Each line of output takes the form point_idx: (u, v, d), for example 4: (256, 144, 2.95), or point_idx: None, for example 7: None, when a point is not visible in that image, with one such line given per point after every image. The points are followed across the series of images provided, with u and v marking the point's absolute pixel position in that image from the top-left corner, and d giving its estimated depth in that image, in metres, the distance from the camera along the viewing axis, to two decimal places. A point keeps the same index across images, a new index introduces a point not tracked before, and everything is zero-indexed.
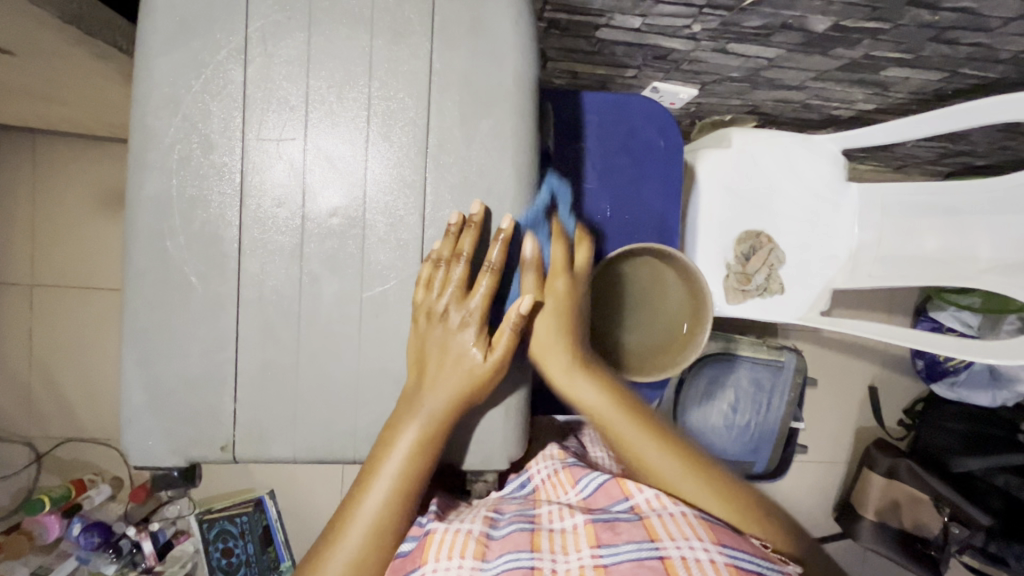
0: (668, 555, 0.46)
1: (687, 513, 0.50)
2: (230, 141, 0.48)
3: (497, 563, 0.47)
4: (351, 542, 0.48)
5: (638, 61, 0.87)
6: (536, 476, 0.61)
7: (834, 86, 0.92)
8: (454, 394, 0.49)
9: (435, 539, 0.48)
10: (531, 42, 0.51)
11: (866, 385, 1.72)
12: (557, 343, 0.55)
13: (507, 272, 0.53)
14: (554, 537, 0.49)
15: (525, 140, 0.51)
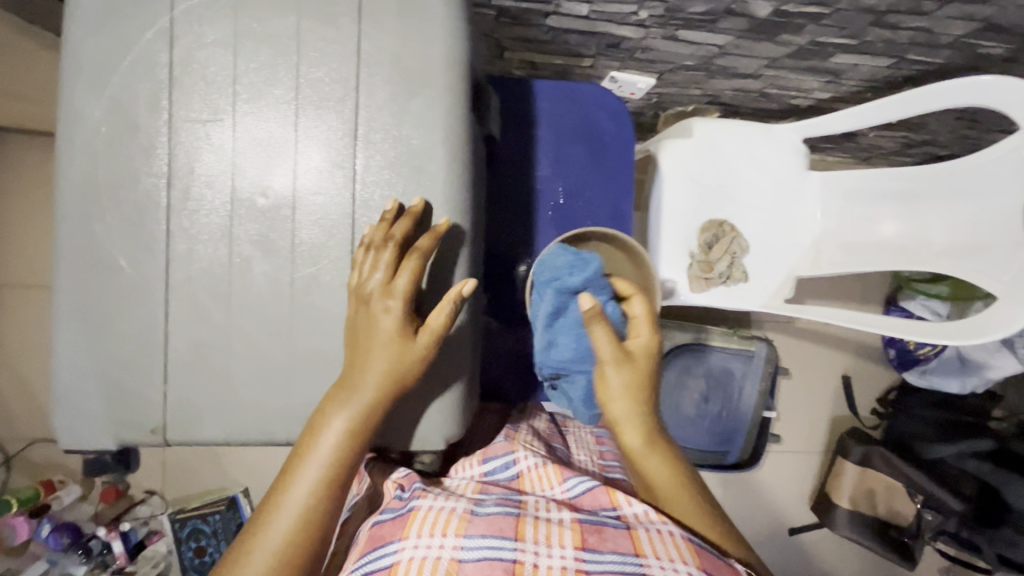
0: (650, 573, 0.49)
1: (674, 533, 0.54)
2: (157, 123, 0.48)
3: (477, 543, 0.51)
4: (277, 531, 0.47)
5: (592, 50, 0.88)
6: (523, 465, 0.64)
7: (789, 74, 0.93)
8: (384, 377, 0.48)
9: (418, 516, 0.54)
10: (462, 23, 0.51)
11: (840, 375, 1.73)
12: (632, 410, 0.61)
13: (443, 254, 0.53)
14: (539, 527, 0.53)
15: (456, 120, 0.51)
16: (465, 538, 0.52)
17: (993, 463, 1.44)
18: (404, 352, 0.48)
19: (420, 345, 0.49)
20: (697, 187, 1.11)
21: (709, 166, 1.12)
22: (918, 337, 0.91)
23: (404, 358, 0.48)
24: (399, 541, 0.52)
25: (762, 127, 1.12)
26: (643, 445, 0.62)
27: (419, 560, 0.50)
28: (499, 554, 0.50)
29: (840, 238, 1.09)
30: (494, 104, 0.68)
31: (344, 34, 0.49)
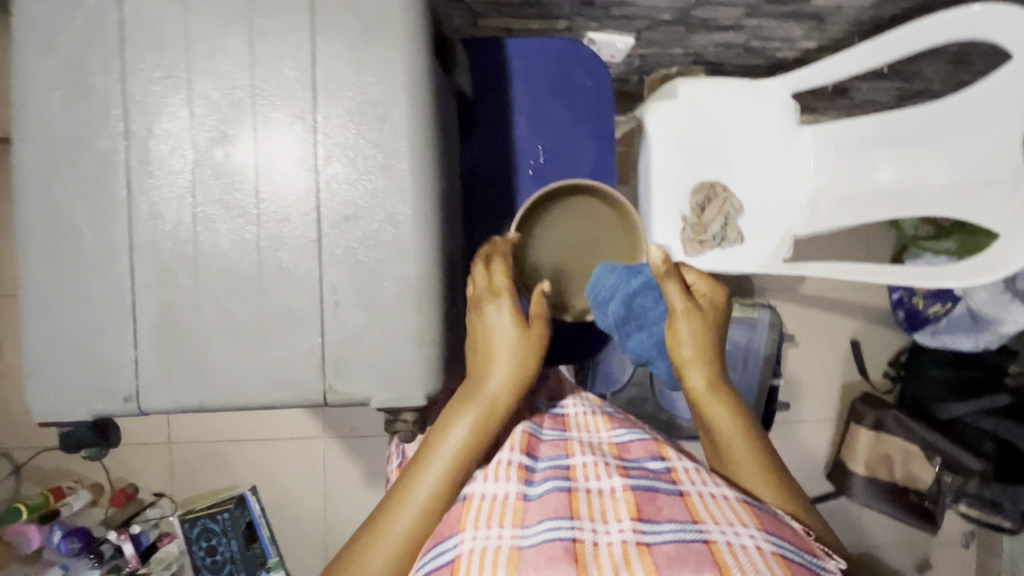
0: (712, 540, 0.48)
1: (729, 497, 0.54)
2: (109, 82, 0.47)
3: (536, 528, 0.50)
4: (407, 516, 0.55)
5: (566, 9, 0.86)
6: (571, 411, 0.72)
7: (770, 23, 0.92)
8: (516, 374, 0.60)
9: (473, 506, 0.54)
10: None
11: (848, 340, 1.69)
12: (698, 358, 0.63)
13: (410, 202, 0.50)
14: (594, 502, 0.53)
15: (417, 63, 0.50)
16: (523, 527, 0.51)
17: (1011, 420, 1.44)
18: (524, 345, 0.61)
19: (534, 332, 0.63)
20: (687, 149, 1.10)
21: (697, 127, 1.10)
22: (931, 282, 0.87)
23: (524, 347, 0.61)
24: (457, 533, 0.52)
25: (751, 82, 1.10)
26: (707, 390, 0.63)
27: (478, 551, 0.49)
28: (558, 532, 0.49)
29: (840, 190, 1.06)
30: (464, 60, 0.66)
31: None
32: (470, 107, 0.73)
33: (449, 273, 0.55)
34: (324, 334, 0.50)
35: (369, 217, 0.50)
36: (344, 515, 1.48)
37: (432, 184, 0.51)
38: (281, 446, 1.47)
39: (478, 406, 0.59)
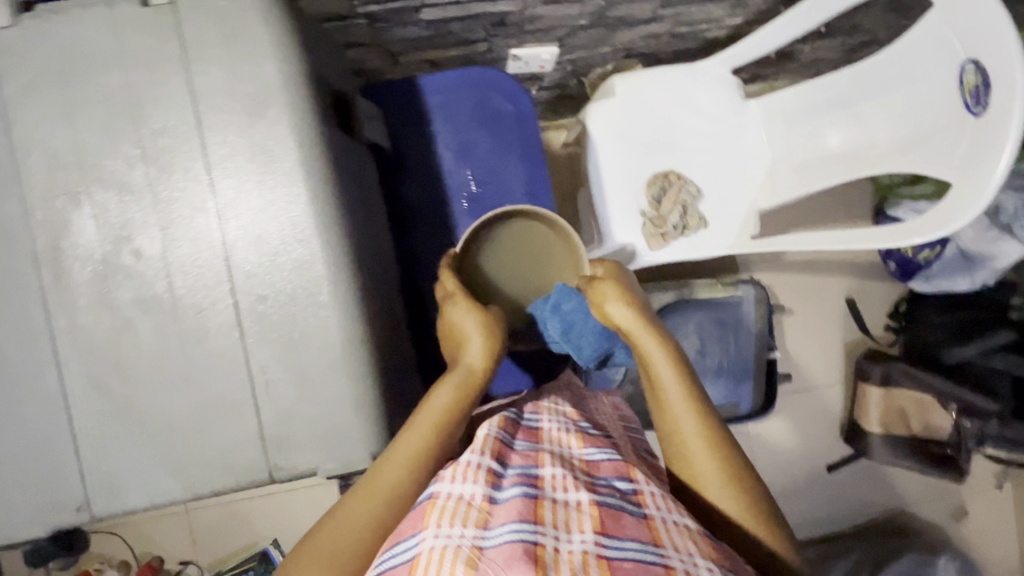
0: (672, 565, 0.46)
1: (691, 528, 0.51)
2: (11, 209, 0.49)
3: (498, 532, 0.47)
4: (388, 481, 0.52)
5: (480, 33, 0.86)
6: (546, 423, 0.65)
7: (689, 8, 0.91)
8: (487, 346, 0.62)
9: (436, 505, 0.49)
10: (288, 40, 0.50)
11: (844, 299, 1.65)
12: (628, 312, 0.65)
13: (322, 271, 0.50)
14: (558, 511, 0.49)
15: (308, 135, 0.51)
16: (485, 531, 0.47)
17: (1022, 355, 1.40)
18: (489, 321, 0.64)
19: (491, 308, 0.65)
20: (634, 143, 1.09)
21: (641, 119, 1.09)
22: (894, 244, 0.86)
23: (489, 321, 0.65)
24: (419, 531, 0.48)
25: (689, 66, 1.08)
26: (642, 333, 0.64)
27: (439, 551, 0.45)
28: (521, 536, 0.45)
29: (796, 157, 1.05)
30: (373, 111, 0.66)
31: (174, 82, 0.49)
32: (394, 151, 0.74)
33: (380, 331, 0.55)
34: (260, 415, 0.50)
35: (283, 295, 0.50)
36: None
37: (343, 250, 0.51)
38: (296, 495, 1.48)
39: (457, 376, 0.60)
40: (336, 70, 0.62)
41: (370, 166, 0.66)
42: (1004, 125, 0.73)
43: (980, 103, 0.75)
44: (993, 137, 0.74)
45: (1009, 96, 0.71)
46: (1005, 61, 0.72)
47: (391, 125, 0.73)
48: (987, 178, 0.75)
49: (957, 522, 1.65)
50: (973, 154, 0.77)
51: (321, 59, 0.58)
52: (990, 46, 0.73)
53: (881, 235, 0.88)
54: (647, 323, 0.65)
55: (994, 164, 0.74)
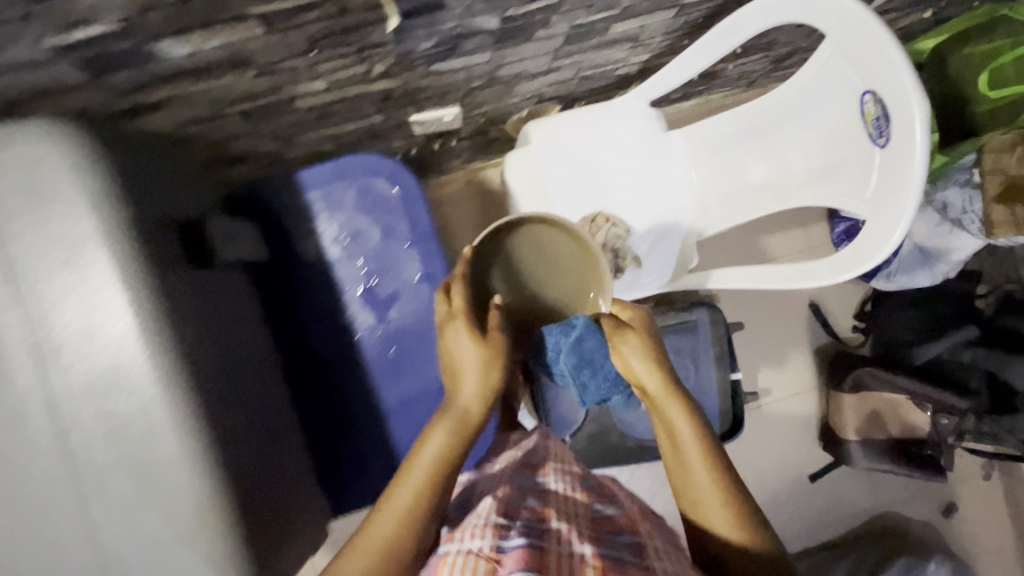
0: None
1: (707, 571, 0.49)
2: None
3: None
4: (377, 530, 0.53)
5: (371, 107, 0.83)
6: (552, 485, 0.69)
7: (585, 55, 0.88)
8: (481, 386, 0.62)
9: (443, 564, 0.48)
10: (104, 194, 0.48)
11: (808, 303, 1.61)
12: (648, 359, 0.67)
13: (165, 432, 0.48)
14: (565, 564, 0.47)
15: (137, 288, 0.48)
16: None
17: (989, 348, 1.37)
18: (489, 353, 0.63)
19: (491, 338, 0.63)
20: (557, 189, 1.06)
21: (560, 163, 1.06)
22: (823, 283, 0.82)
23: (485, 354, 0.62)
24: None
25: (605, 105, 1.05)
26: (662, 387, 0.65)
27: None
28: None
29: (722, 188, 1.01)
30: (238, 227, 0.63)
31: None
32: (277, 253, 0.71)
33: (246, 474, 0.53)
34: None
35: (125, 462, 0.48)
36: None
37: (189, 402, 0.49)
38: None
39: (450, 418, 0.60)
40: (184, 196, 0.60)
41: (240, 283, 0.64)
42: (909, 156, 0.69)
43: (883, 134, 0.72)
44: (899, 169, 0.71)
45: (908, 127, 0.69)
46: (899, 92, 0.69)
47: (269, 228, 0.71)
48: (899, 211, 0.71)
49: (947, 518, 1.62)
50: (883, 187, 0.74)
51: (161, 191, 0.56)
52: (883, 77, 0.70)
53: (809, 273, 0.83)
54: (670, 378, 0.66)
55: (905, 196, 0.71)
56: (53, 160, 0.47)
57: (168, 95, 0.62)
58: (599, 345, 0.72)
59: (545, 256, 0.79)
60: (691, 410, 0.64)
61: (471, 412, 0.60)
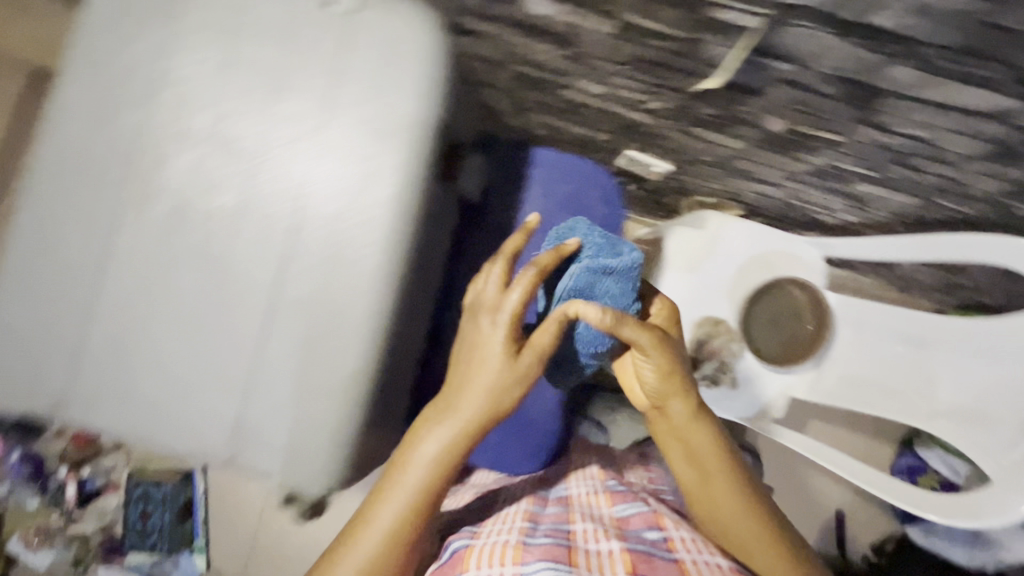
0: (683, 561, 0.63)
1: (689, 536, 0.69)
2: (131, 118, 0.52)
3: (632, 531, 0.70)
4: (397, 499, 0.61)
5: (608, 127, 0.87)
6: (576, 492, 0.84)
7: (810, 190, 0.89)
8: (493, 385, 0.62)
9: (576, 502, 0.80)
10: (445, 71, 0.52)
11: (832, 509, 1.53)
12: (665, 369, 0.71)
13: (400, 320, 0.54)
14: (591, 557, 0.63)
15: (410, 181, 0.51)
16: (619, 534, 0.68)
17: None
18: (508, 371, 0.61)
19: (523, 363, 0.62)
20: (701, 281, 1.09)
21: (715, 262, 1.08)
22: (928, 516, 0.83)
23: (504, 379, 0.61)
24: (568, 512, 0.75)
25: (783, 233, 1.06)
26: (668, 377, 0.72)
27: (588, 530, 0.69)
28: (556, 570, 0.58)
29: (842, 371, 1.01)
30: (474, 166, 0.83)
31: (211, 21, 0.52)
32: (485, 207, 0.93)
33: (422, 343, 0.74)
34: (248, 408, 0.53)
35: (322, 294, 0.51)
36: (278, 522, 1.48)
37: (399, 274, 0.52)
38: None
39: (450, 421, 0.62)
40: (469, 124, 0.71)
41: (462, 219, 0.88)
42: None
43: None
44: None
45: None
46: None
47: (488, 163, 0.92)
48: None
49: None
50: None
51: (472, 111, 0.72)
52: None
53: (912, 498, 0.86)
54: (676, 365, 0.72)
55: None
56: (404, 20, 0.51)
57: (488, 31, 0.68)
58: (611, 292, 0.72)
59: (793, 307, 1.07)
60: (690, 399, 0.73)
61: (467, 419, 0.62)
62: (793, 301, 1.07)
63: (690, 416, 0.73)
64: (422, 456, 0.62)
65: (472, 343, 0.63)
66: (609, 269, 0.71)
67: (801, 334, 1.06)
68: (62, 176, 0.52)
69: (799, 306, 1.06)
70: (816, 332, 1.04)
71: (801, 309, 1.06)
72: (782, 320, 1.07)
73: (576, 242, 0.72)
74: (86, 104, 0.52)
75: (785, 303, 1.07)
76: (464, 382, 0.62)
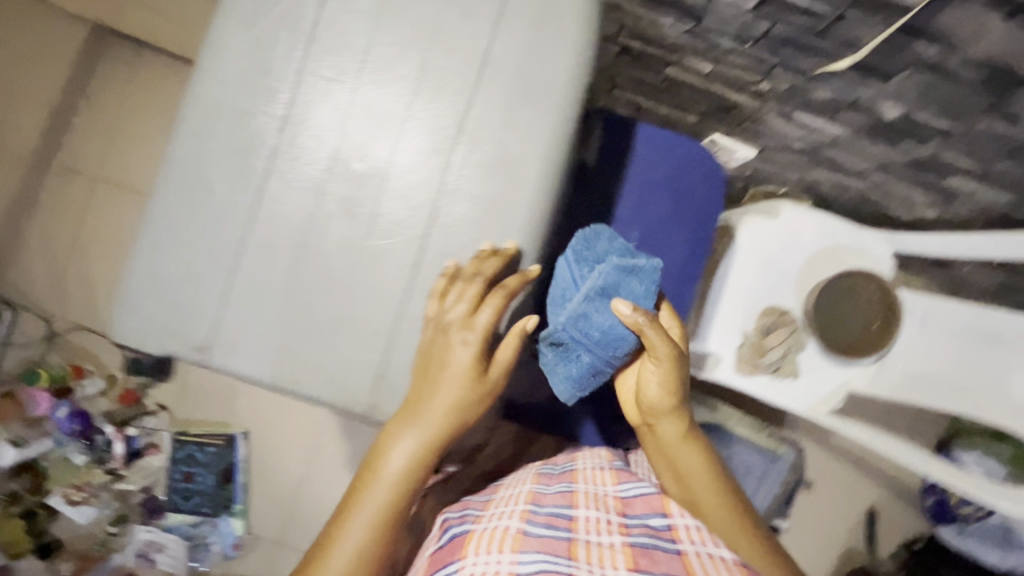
0: (685, 552, 0.60)
1: (727, 558, 0.60)
2: (286, 65, 0.56)
3: (636, 517, 0.65)
4: (375, 501, 0.56)
5: (702, 108, 0.87)
6: (581, 467, 0.77)
7: (896, 183, 0.90)
8: (458, 398, 0.56)
9: (581, 475, 0.74)
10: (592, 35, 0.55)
11: (865, 506, 1.54)
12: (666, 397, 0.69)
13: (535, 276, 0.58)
14: (591, 549, 0.59)
15: (557, 142, 0.55)
16: (625, 518, 0.65)
17: None
18: (474, 384, 0.56)
19: (490, 380, 0.57)
20: (771, 270, 1.07)
21: (787, 252, 1.07)
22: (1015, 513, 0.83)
23: (470, 398, 0.56)
24: (571, 484, 0.72)
25: (853, 227, 1.06)
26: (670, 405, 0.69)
27: (591, 519, 0.63)
28: (556, 567, 0.55)
29: (906, 365, 1.02)
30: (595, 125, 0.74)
31: None
32: None
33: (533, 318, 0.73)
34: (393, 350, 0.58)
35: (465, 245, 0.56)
36: (319, 489, 1.50)
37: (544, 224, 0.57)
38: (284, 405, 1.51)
39: (416, 425, 0.56)
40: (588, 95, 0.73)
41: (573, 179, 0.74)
42: None
43: None
44: None
45: None
46: None
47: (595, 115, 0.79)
48: None
49: None
50: None
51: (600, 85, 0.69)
52: None
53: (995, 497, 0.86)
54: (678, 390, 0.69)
55: None
56: None
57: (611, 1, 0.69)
58: (637, 291, 0.61)
59: (858, 303, 1.06)
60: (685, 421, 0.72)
61: (438, 427, 0.56)
62: (859, 299, 1.05)
63: (682, 437, 0.72)
64: (388, 469, 0.56)
65: (425, 363, 0.56)
66: (633, 268, 0.61)
67: (864, 329, 1.05)
68: (221, 136, 0.56)
69: (864, 303, 1.05)
70: (879, 330, 1.04)
71: (865, 306, 1.05)
72: (845, 315, 1.06)
73: (513, 243, 0.56)
74: (240, 60, 0.56)
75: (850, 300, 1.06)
76: (427, 399, 0.56)
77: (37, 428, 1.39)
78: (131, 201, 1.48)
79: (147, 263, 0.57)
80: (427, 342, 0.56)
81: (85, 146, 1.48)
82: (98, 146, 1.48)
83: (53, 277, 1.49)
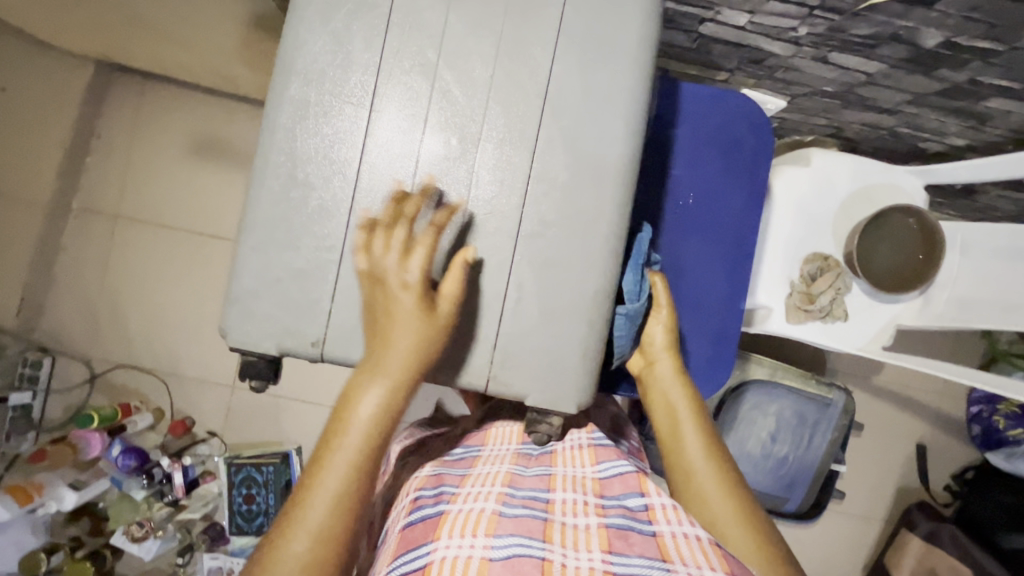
0: (660, 534, 0.59)
1: (701, 539, 0.58)
2: (367, 60, 0.61)
3: (613, 496, 0.65)
4: (337, 464, 0.56)
5: (732, 64, 0.88)
6: (560, 445, 0.75)
7: (928, 114, 0.91)
8: (414, 339, 0.56)
9: (559, 453, 0.74)
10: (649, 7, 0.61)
11: (914, 443, 1.57)
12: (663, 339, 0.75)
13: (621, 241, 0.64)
14: (567, 533, 0.60)
15: (632, 109, 0.61)
16: (602, 497, 0.65)
17: None
18: (424, 325, 0.57)
19: (440, 313, 0.58)
20: (809, 218, 1.09)
21: (823, 198, 1.08)
22: None
23: (426, 331, 0.57)
24: (550, 464, 0.72)
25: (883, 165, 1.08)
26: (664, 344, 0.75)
27: (569, 502, 0.65)
28: (530, 551, 0.56)
29: (954, 292, 1.04)
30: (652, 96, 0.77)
31: None
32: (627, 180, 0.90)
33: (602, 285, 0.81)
34: (502, 319, 0.62)
35: (552, 210, 0.61)
36: None
37: (629, 184, 0.62)
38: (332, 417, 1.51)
39: (375, 377, 0.57)
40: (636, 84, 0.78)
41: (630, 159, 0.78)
42: None
43: None
44: None
45: None
46: None
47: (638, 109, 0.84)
48: None
49: None
50: None
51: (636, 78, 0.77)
52: None
53: None
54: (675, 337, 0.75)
55: None
56: None
57: None
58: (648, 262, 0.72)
59: (897, 238, 1.04)
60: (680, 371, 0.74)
61: (391, 372, 0.57)
62: (901, 234, 1.03)
63: (679, 388, 0.73)
64: (353, 429, 0.56)
65: (374, 317, 0.58)
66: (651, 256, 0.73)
67: (908, 261, 1.04)
68: (320, 138, 0.61)
69: (905, 237, 1.03)
70: (925, 258, 1.02)
71: (907, 240, 1.03)
72: (886, 254, 1.05)
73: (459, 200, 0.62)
74: (324, 61, 0.60)
75: (886, 237, 1.05)
76: (378, 350, 0.57)
77: (92, 470, 1.41)
78: (155, 232, 1.48)
79: (256, 266, 0.62)
80: (370, 293, 0.58)
81: (101, 184, 1.47)
82: (114, 182, 1.47)
83: (86, 319, 1.48)
